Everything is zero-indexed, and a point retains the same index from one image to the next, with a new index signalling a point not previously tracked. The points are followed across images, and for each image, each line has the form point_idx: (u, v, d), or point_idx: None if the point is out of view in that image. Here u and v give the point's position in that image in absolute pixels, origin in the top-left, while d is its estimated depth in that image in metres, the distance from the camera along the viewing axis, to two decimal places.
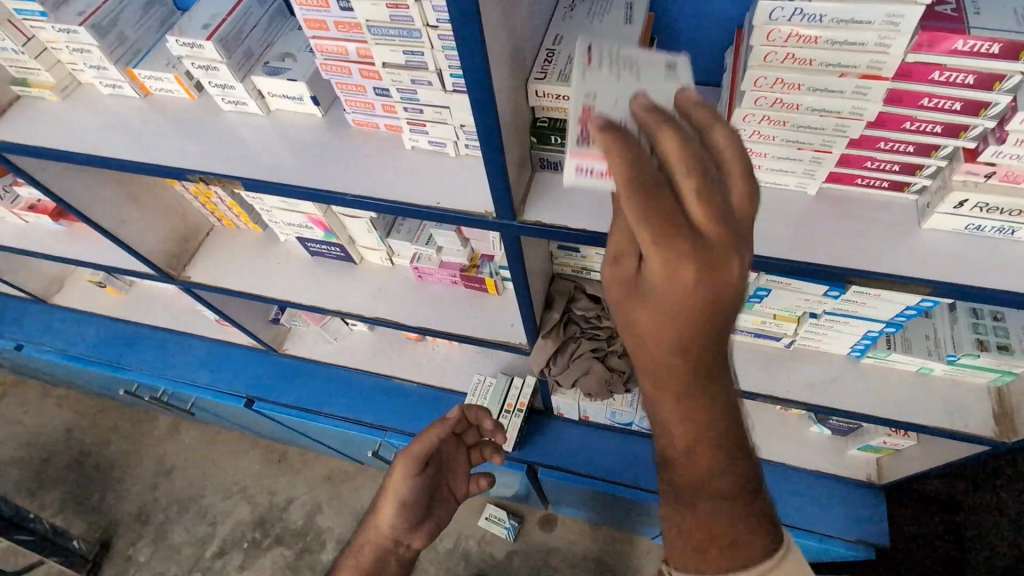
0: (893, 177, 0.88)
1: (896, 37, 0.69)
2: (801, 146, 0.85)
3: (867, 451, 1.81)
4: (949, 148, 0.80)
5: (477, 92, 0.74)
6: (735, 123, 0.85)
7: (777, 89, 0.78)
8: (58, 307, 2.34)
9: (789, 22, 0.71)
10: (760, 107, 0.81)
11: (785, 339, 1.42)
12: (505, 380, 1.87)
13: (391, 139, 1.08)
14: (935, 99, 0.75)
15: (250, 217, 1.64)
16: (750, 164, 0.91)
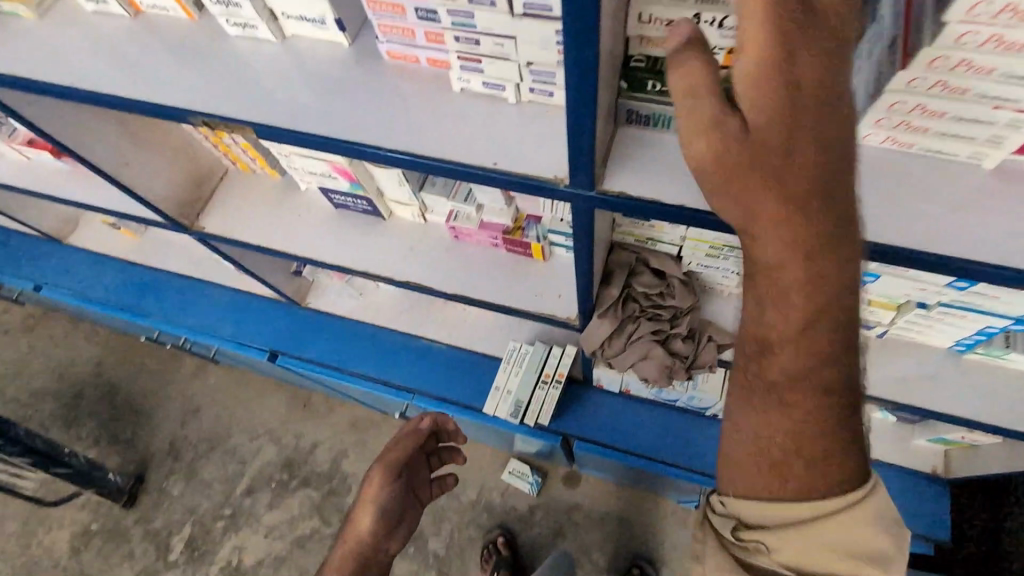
0: None
1: None
2: (997, 103, 0.69)
3: (936, 443, 1.65)
4: None
5: (572, 16, 0.53)
6: (916, 71, 0.68)
7: (998, 24, 0.61)
8: (73, 248, 2.23)
9: None
10: (963, 49, 0.64)
11: (877, 329, 1.22)
12: (542, 348, 1.72)
13: (433, 78, 0.87)
14: None
15: (268, 162, 1.46)
16: (914, 125, 0.76)
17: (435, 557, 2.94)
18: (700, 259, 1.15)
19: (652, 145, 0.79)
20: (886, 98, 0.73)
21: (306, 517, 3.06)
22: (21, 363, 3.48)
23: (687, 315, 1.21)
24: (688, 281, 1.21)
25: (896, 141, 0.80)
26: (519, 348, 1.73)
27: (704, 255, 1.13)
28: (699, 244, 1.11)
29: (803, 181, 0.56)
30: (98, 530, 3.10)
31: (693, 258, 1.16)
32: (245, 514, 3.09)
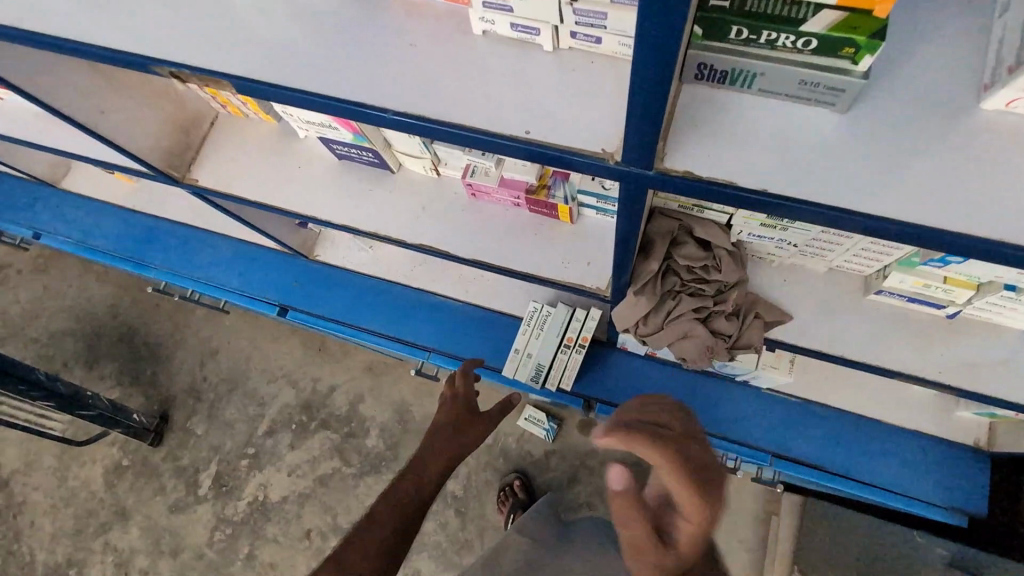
0: None
1: None
2: None
3: (981, 416, 1.55)
4: None
5: None
6: None
7: None
8: (69, 193, 2.11)
9: None
10: None
11: (948, 308, 1.08)
12: (563, 313, 1.61)
13: (449, 17, 0.71)
14: None
15: (261, 106, 1.29)
16: None
17: (452, 497, 3.02)
18: (752, 230, 1.03)
19: (728, 113, 0.66)
20: None
21: (326, 458, 3.13)
22: (38, 304, 3.48)
23: (733, 290, 1.08)
24: (737, 253, 1.07)
25: None
26: (539, 312, 1.63)
27: (758, 226, 1.01)
28: (753, 216, 0.98)
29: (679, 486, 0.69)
30: (129, 465, 3.23)
31: (744, 227, 1.02)
32: (268, 453, 3.17)
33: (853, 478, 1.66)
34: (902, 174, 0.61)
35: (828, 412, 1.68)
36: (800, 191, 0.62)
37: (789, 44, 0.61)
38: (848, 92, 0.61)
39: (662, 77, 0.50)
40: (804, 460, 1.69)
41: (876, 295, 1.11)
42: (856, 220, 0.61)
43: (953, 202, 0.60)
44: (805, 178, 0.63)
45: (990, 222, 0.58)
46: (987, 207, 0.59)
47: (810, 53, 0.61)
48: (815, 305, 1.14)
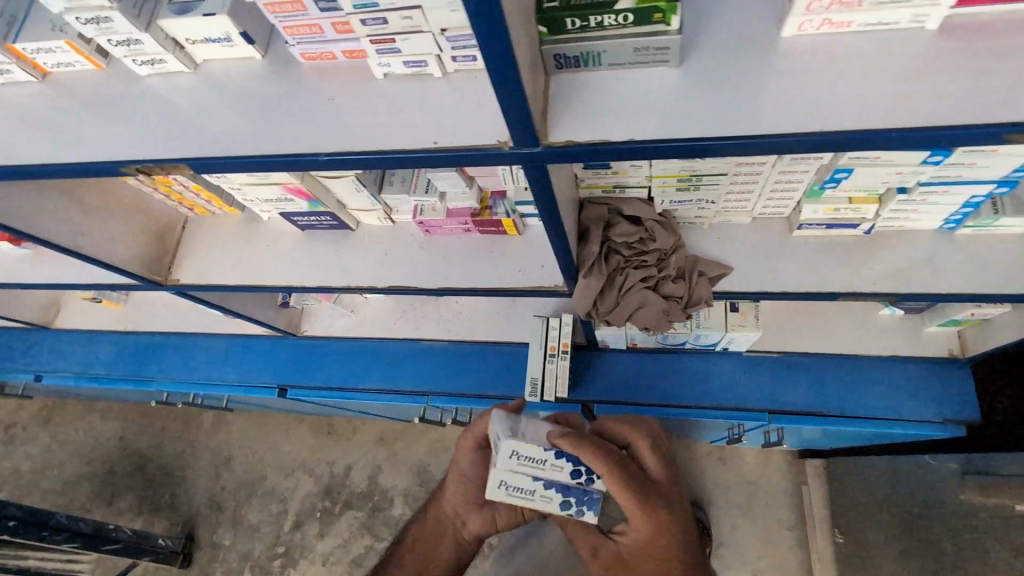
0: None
1: None
2: (896, 5, 0.65)
3: (947, 326, 1.62)
4: None
5: None
6: (796, 17, 0.68)
7: (832, 8, 0.66)
8: (64, 330, 2.21)
9: None
10: (815, 13, 0.67)
11: (864, 225, 1.19)
12: (509, 450, 1.09)
13: (354, 71, 0.83)
14: None
15: (224, 201, 1.43)
16: (835, 22, 0.68)
17: None
18: (672, 197, 1.16)
19: (593, 88, 0.74)
20: (789, 22, 0.69)
21: (357, 538, 3.06)
22: (45, 455, 3.46)
23: (673, 255, 1.20)
24: (666, 221, 1.21)
25: (831, 26, 0.69)
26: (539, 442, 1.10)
27: (674, 190, 1.14)
28: (667, 180, 1.11)
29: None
30: None
31: (664, 196, 1.16)
32: (298, 548, 3.09)
33: (847, 415, 1.70)
34: (742, 105, 0.69)
35: (811, 360, 1.73)
36: (670, 134, 0.69)
37: (614, 22, 0.69)
38: (672, 48, 0.69)
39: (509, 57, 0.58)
40: (799, 409, 1.72)
41: (800, 230, 1.22)
42: (722, 144, 0.68)
43: (811, 111, 0.67)
44: (677, 123, 0.70)
45: (833, 112, 0.66)
46: (825, 104, 0.67)
47: (634, 25, 0.68)
48: (749, 252, 1.25)
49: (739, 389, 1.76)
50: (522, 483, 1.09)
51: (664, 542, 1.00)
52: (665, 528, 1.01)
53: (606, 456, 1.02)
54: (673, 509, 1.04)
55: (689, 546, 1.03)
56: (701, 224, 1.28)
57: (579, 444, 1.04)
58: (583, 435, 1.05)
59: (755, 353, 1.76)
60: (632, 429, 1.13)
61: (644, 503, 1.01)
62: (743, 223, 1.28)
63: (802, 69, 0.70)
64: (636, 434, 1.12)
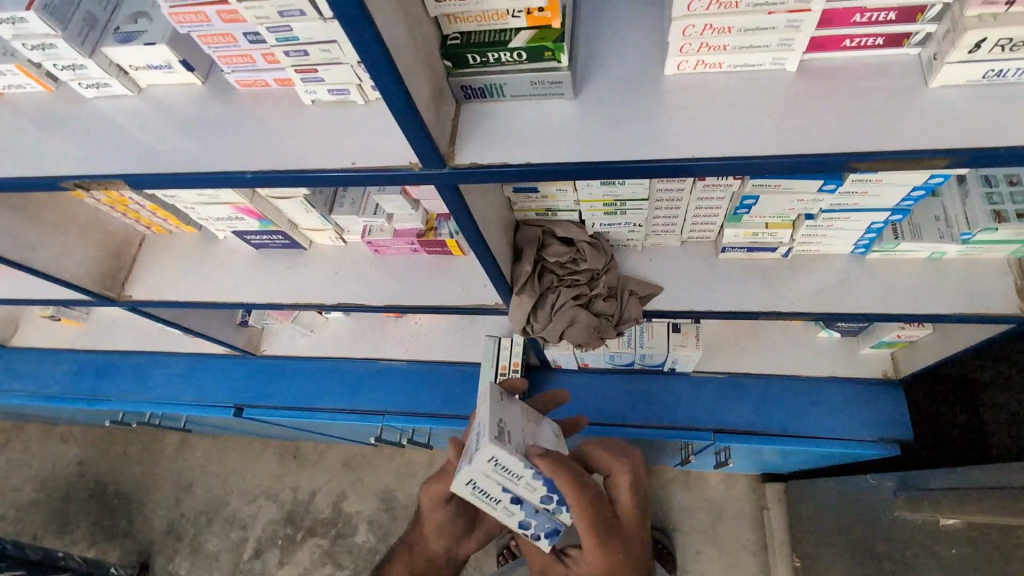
0: (875, 54, 0.76)
1: (796, 37, 0.72)
2: (756, 50, 0.75)
3: (880, 348, 1.69)
4: (922, 34, 0.72)
5: None
6: (674, 58, 0.77)
7: (701, 52, 0.75)
8: (21, 348, 2.20)
9: (703, 16, 0.71)
10: (688, 55, 0.76)
11: (781, 249, 1.27)
12: (488, 455, 0.87)
13: (286, 97, 0.90)
14: (857, 40, 0.74)
15: (180, 219, 1.48)
16: (708, 63, 0.77)
17: None
18: (600, 220, 1.22)
19: (498, 116, 0.81)
20: (668, 63, 0.78)
21: (318, 567, 2.99)
22: None
23: (604, 275, 1.28)
24: (598, 243, 1.27)
25: (706, 66, 0.78)
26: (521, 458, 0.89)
27: (602, 214, 1.20)
28: (594, 204, 1.17)
29: None
30: None
31: (594, 219, 1.22)
32: None
33: (788, 434, 1.75)
34: (627, 135, 0.77)
35: (754, 381, 1.79)
36: (561, 158, 0.77)
37: (511, 58, 0.76)
38: (564, 82, 0.77)
39: (399, 86, 0.65)
40: (743, 428, 1.77)
41: (725, 252, 1.30)
42: (612, 168, 0.75)
43: (683, 141, 0.75)
44: (570, 148, 0.77)
45: (707, 140, 0.75)
46: (700, 133, 0.75)
47: (528, 62, 0.76)
48: (678, 273, 1.32)
49: (686, 409, 1.81)
50: (490, 491, 0.93)
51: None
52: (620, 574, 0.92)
53: (578, 491, 0.88)
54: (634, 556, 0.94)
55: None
56: (634, 246, 1.35)
57: (557, 469, 0.87)
58: (564, 460, 0.89)
59: (701, 373, 1.81)
60: (613, 463, 0.98)
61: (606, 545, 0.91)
62: (673, 245, 1.35)
63: (681, 101, 0.78)
64: (617, 471, 0.98)
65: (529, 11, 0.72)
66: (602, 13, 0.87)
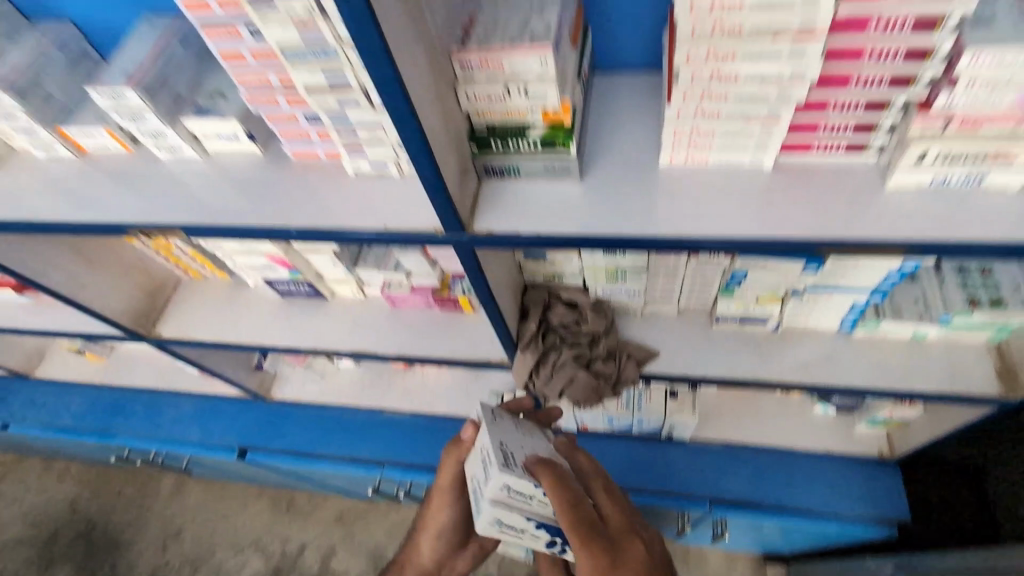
0: (840, 159, 0.88)
1: (770, 142, 0.85)
2: (737, 150, 0.87)
3: (875, 425, 1.72)
4: (877, 146, 0.85)
5: (383, 77, 0.67)
6: (666, 153, 0.90)
7: (689, 149, 0.89)
8: (42, 380, 2.29)
9: (690, 122, 0.84)
10: (678, 151, 0.89)
11: (771, 322, 1.35)
12: (500, 485, 0.88)
13: (333, 167, 1.03)
14: (823, 147, 0.87)
15: (216, 265, 1.60)
16: (697, 158, 0.90)
17: None
18: (603, 286, 1.32)
19: (513, 192, 0.94)
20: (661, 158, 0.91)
21: None
22: None
23: (605, 337, 1.35)
24: (600, 308, 1.37)
25: (695, 161, 0.91)
26: (528, 477, 0.90)
27: (605, 280, 1.29)
28: (598, 271, 1.27)
29: None
30: None
31: (597, 285, 1.32)
32: None
33: (784, 508, 1.74)
34: (624, 215, 0.89)
35: (751, 453, 1.81)
36: (566, 231, 0.88)
37: (528, 147, 0.89)
38: (572, 168, 0.90)
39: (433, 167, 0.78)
40: (739, 500, 1.77)
41: (718, 322, 1.39)
42: (610, 242, 0.86)
43: (673, 222, 0.87)
44: (574, 222, 0.89)
45: (693, 222, 0.86)
46: (688, 216, 0.87)
47: (542, 150, 0.89)
48: (675, 340, 1.41)
49: (683, 476, 1.82)
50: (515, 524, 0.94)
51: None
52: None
53: (558, 480, 0.90)
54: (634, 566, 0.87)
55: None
56: (635, 313, 1.44)
57: (536, 469, 0.90)
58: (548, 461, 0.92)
59: (699, 441, 1.84)
60: (593, 470, 1.01)
61: (594, 549, 0.87)
62: (671, 314, 1.44)
63: (672, 188, 0.90)
64: (598, 482, 0.99)
65: (545, 110, 0.85)
66: (608, 110, 1.02)
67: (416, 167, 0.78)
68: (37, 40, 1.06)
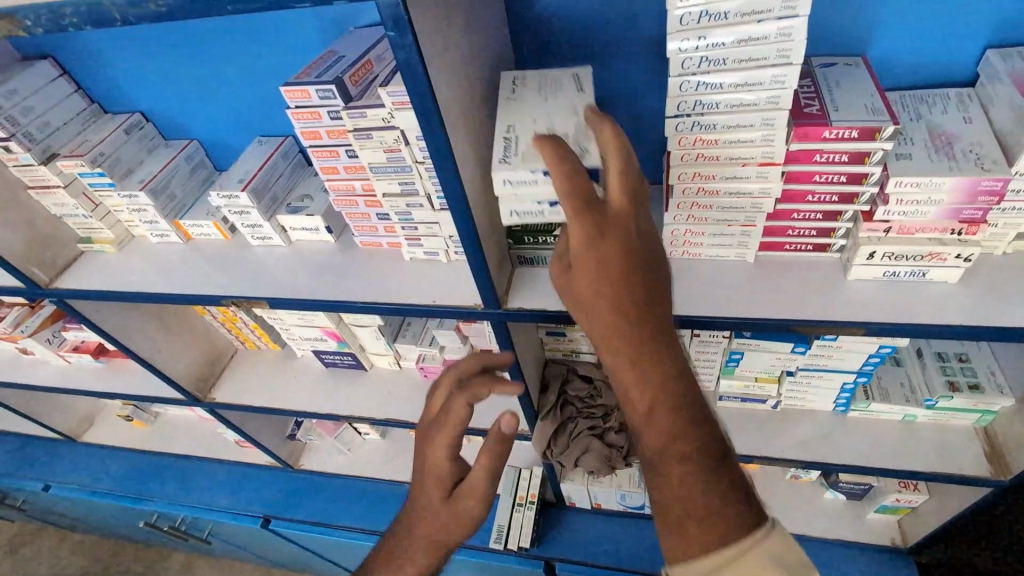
0: (809, 255, 1.08)
1: (750, 241, 1.06)
2: (724, 246, 1.08)
3: (885, 513, 1.75)
4: (837, 246, 1.05)
5: (450, 188, 0.90)
6: (667, 248, 1.11)
7: (685, 245, 1.09)
8: (88, 444, 2.44)
9: (684, 224, 1.05)
10: (677, 246, 1.10)
11: (771, 401, 1.47)
12: (500, 180, 0.88)
13: (392, 254, 1.26)
14: (794, 246, 1.07)
15: (271, 337, 1.81)
16: (692, 252, 1.11)
17: None
18: None
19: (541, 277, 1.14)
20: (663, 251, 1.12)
21: None
22: None
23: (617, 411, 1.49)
24: None
25: (690, 255, 1.11)
26: (525, 168, 0.87)
27: None
28: None
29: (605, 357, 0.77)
30: None
31: None
32: None
33: None
34: None
35: None
36: None
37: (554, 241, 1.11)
38: None
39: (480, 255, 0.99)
40: None
41: (722, 399, 1.52)
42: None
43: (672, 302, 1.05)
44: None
45: (688, 304, 1.05)
46: (685, 297, 1.06)
47: None
48: None
49: None
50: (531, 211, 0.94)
51: (595, 282, 0.75)
52: (600, 260, 0.74)
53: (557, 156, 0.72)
54: (622, 257, 0.74)
55: (639, 323, 0.75)
56: None
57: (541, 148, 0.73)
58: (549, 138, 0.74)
59: None
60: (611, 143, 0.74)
61: (587, 224, 0.72)
62: None
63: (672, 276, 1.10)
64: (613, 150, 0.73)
65: None
66: None
67: (467, 255, 1.00)
68: (171, 154, 1.38)
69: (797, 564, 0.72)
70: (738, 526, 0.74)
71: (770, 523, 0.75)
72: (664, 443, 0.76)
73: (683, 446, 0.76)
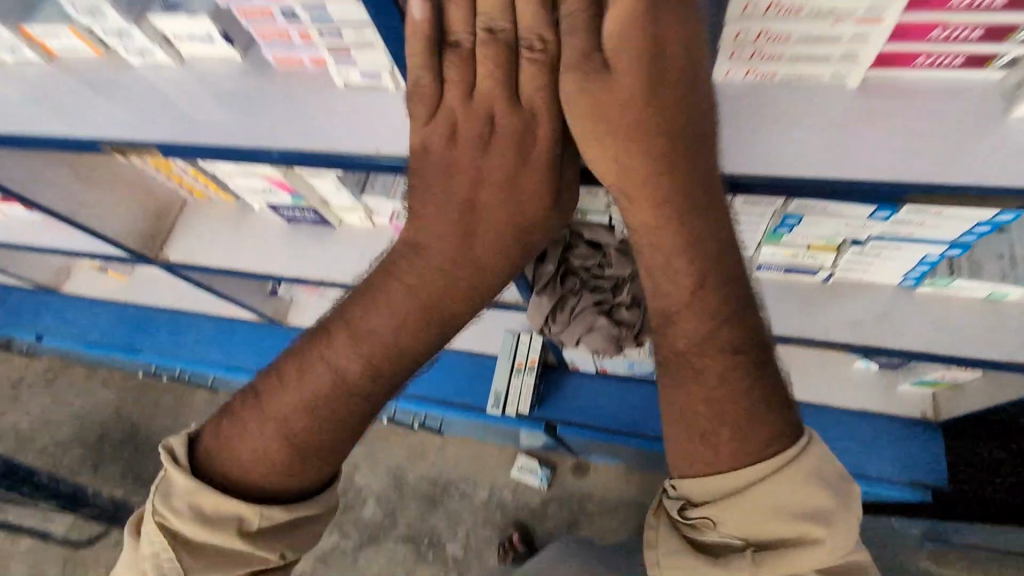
0: (950, 74, 0.69)
1: (863, 50, 0.66)
2: (816, 61, 0.69)
3: (920, 386, 1.56)
4: (1007, 58, 0.65)
5: None
6: (724, 64, 0.72)
7: (754, 59, 0.71)
8: (70, 296, 2.33)
9: (761, 22, 0.65)
10: (740, 61, 0.71)
11: (822, 273, 1.19)
12: None
13: (321, 79, 0.88)
14: (931, 58, 0.67)
15: (219, 187, 1.52)
16: (761, 71, 0.72)
17: (453, 561, 2.51)
18: None
19: None
20: (717, 71, 0.73)
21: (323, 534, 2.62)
22: (43, 415, 3.51)
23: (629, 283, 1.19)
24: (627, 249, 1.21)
25: (758, 76, 0.73)
26: None
27: None
28: None
29: (650, 204, 0.71)
30: None
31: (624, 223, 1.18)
32: None
33: None
34: None
35: None
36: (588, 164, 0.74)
37: None
38: None
39: None
40: None
41: (760, 270, 1.23)
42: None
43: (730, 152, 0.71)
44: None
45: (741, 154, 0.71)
46: (740, 144, 0.71)
47: None
48: None
49: None
50: None
51: (641, 98, 0.67)
52: (653, 73, 0.66)
53: None
54: (678, 93, 0.67)
55: (682, 184, 0.69)
56: None
57: None
58: None
59: None
60: None
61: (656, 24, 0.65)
62: None
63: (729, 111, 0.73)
64: None
65: None
66: None
67: None
68: None
69: (832, 477, 0.72)
70: (773, 434, 0.71)
71: (805, 439, 0.72)
72: (695, 332, 0.73)
73: (721, 334, 0.73)
